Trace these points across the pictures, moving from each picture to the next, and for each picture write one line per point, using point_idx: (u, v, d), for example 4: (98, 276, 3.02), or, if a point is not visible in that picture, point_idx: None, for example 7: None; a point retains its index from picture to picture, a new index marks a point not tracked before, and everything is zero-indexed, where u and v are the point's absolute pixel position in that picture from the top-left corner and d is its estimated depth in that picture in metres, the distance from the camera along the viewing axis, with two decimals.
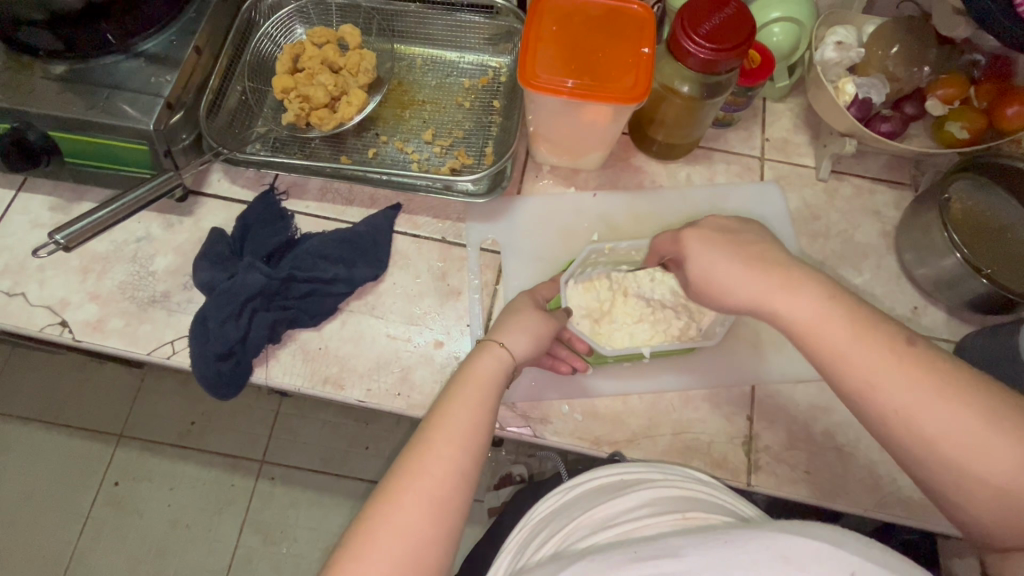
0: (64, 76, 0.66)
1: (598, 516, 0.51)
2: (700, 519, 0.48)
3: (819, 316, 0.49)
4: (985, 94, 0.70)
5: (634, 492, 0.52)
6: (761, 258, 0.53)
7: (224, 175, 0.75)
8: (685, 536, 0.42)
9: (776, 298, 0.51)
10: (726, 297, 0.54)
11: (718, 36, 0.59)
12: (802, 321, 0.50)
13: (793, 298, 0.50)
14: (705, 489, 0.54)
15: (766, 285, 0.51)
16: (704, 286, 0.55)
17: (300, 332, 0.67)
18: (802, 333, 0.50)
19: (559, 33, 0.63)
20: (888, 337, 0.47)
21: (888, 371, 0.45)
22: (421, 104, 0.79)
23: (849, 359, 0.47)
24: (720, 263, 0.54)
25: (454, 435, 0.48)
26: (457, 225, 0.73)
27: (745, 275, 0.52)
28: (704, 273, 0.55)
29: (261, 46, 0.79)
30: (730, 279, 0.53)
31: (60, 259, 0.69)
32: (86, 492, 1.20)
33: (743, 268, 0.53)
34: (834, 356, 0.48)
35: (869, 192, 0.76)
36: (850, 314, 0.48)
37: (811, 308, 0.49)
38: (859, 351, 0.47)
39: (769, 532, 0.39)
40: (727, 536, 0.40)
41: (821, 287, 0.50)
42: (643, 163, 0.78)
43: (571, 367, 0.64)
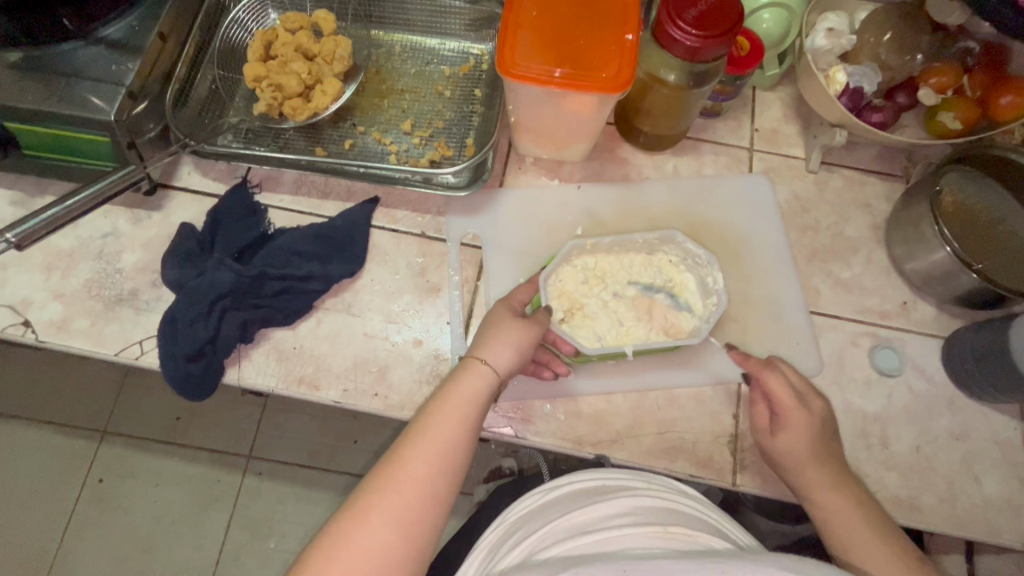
0: (20, 64, 0.62)
1: (575, 522, 0.49)
2: (685, 533, 0.47)
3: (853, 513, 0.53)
4: (979, 83, 0.67)
5: (615, 498, 0.51)
6: (831, 451, 0.57)
7: (194, 168, 0.72)
8: (677, 561, 0.41)
9: (823, 483, 0.55)
10: (790, 473, 0.57)
11: (704, 23, 0.57)
12: (830, 507, 0.54)
13: (832, 492, 0.55)
14: (690, 502, 0.53)
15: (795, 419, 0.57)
16: (785, 457, 0.57)
17: (274, 330, 0.65)
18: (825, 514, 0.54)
19: (540, 17, 0.61)
20: (895, 545, 0.51)
21: (884, 564, 0.50)
22: (400, 93, 0.77)
23: (843, 539, 0.53)
24: (798, 439, 0.56)
25: (430, 453, 0.47)
26: (437, 219, 0.71)
27: (811, 465, 0.55)
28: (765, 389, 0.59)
29: (230, 33, 0.76)
30: (801, 463, 0.56)
31: (22, 256, 0.67)
32: (68, 490, 1.18)
33: (817, 452, 0.56)
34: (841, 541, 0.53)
35: (860, 183, 0.74)
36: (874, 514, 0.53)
37: (852, 511, 0.53)
38: (861, 536, 0.52)
39: (769, 567, 0.39)
40: (727, 567, 0.40)
41: (860, 496, 0.54)
42: (629, 154, 0.76)
43: (554, 372, 0.62)
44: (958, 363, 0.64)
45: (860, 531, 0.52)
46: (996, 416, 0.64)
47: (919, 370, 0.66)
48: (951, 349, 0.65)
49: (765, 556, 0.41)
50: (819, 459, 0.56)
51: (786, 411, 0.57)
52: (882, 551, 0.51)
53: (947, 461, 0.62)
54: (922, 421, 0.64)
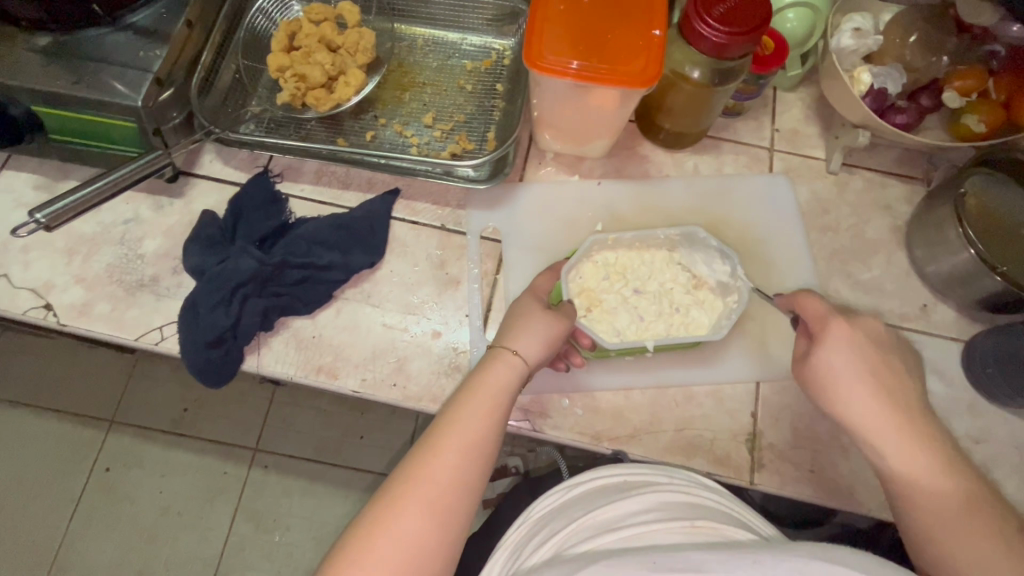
0: (49, 48, 0.63)
1: (600, 519, 0.50)
2: (710, 527, 0.47)
3: (917, 444, 0.49)
4: (1004, 86, 0.67)
5: (641, 494, 0.51)
6: (889, 377, 0.51)
7: (216, 156, 0.72)
8: (706, 551, 0.40)
9: (884, 412, 0.50)
10: (836, 398, 0.52)
11: (732, 20, 0.57)
12: (889, 438, 0.49)
13: (899, 429, 0.49)
14: (716, 498, 0.53)
15: (867, 383, 0.51)
16: (827, 381, 0.52)
17: (293, 319, 0.65)
18: (881, 448, 0.50)
19: (567, 12, 0.61)
20: (956, 474, 0.48)
21: (945, 501, 0.47)
22: (421, 86, 0.77)
23: (902, 471, 0.49)
24: (845, 361, 0.51)
25: (462, 443, 0.47)
26: (457, 212, 0.71)
27: (866, 390, 0.50)
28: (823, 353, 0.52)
29: (255, 22, 0.76)
30: (851, 386, 0.51)
31: (45, 239, 0.67)
32: (76, 477, 1.18)
33: (873, 377, 0.51)
34: (899, 471, 0.49)
35: (881, 186, 0.74)
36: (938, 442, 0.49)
37: (913, 441, 0.49)
38: (923, 470, 0.48)
39: (795, 554, 0.39)
40: (756, 555, 0.39)
41: (924, 425, 0.50)
42: (649, 151, 0.76)
43: (566, 363, 0.62)
44: (979, 367, 0.64)
45: (924, 465, 0.48)
46: (1016, 421, 0.64)
47: (938, 373, 0.66)
48: (971, 353, 0.65)
49: (799, 546, 0.40)
50: (876, 386, 0.50)
51: (821, 324, 0.54)
52: (943, 485, 0.47)
53: None
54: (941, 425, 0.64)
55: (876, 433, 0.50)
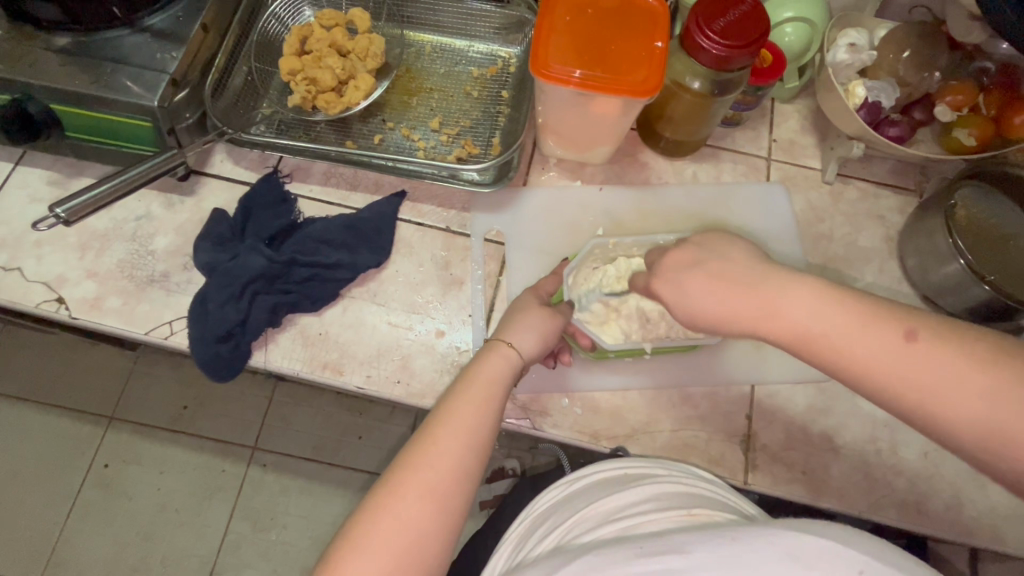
0: (67, 49, 0.64)
1: (601, 510, 0.51)
2: (706, 515, 0.48)
3: (823, 309, 0.43)
4: (993, 101, 0.69)
5: (639, 487, 0.52)
6: (730, 274, 0.48)
7: (227, 156, 0.74)
8: (692, 533, 0.41)
9: (764, 296, 0.46)
10: (717, 325, 0.48)
11: (731, 33, 0.59)
12: (786, 318, 0.44)
13: (783, 295, 0.45)
14: (710, 486, 0.54)
15: (744, 297, 0.46)
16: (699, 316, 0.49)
17: (301, 316, 0.67)
18: (812, 340, 0.43)
19: (573, 23, 0.63)
20: (897, 322, 0.41)
21: (912, 363, 0.39)
22: (428, 92, 0.79)
23: (855, 356, 0.41)
24: (689, 285, 0.50)
25: (458, 430, 0.48)
26: (461, 214, 0.73)
27: (718, 301, 0.48)
28: (684, 304, 0.50)
29: (268, 26, 0.78)
30: (710, 306, 0.48)
31: (58, 234, 0.68)
32: (75, 472, 1.19)
33: (725, 285, 0.48)
34: (853, 357, 0.41)
35: (874, 197, 0.76)
36: (837, 294, 0.43)
37: (810, 297, 0.44)
38: (863, 337, 0.41)
39: (773, 530, 0.39)
40: (735, 534, 0.40)
41: (810, 279, 0.45)
42: (650, 159, 0.78)
43: (554, 359, 0.65)
44: None
45: (864, 334, 0.41)
46: None
47: None
48: None
49: (777, 522, 0.40)
50: (721, 288, 0.48)
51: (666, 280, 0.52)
52: (902, 349, 0.39)
53: (954, 469, 0.64)
54: None
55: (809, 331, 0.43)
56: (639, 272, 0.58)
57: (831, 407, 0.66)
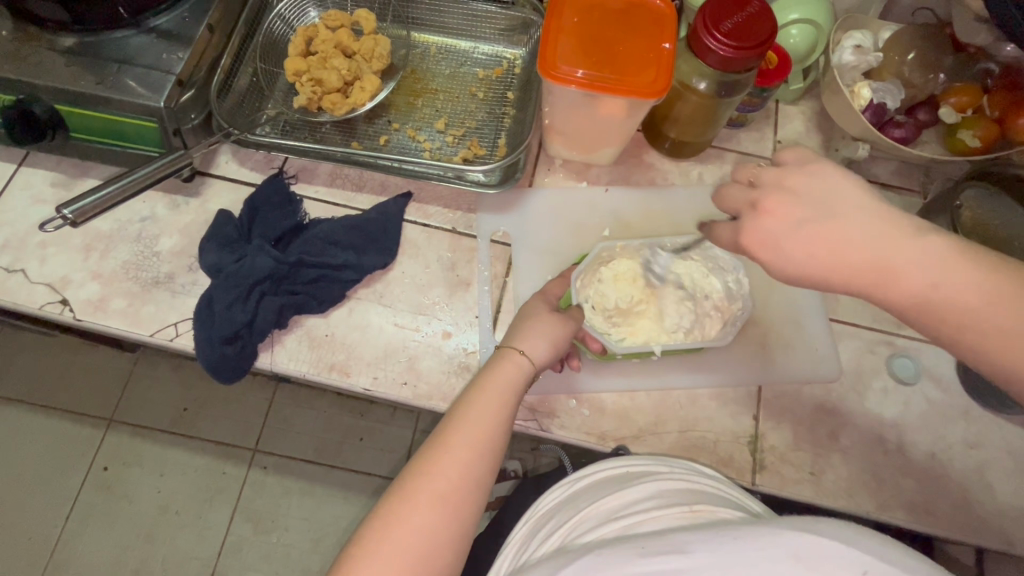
0: (73, 49, 0.64)
1: (605, 509, 0.51)
2: (708, 511, 0.48)
3: (905, 246, 0.40)
4: (997, 103, 0.69)
5: (641, 484, 0.52)
6: (843, 216, 0.42)
7: (232, 157, 0.74)
8: (693, 532, 0.41)
9: (893, 251, 0.40)
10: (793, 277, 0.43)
11: (738, 35, 0.59)
12: (884, 257, 0.40)
13: (869, 240, 0.41)
14: (714, 483, 0.54)
15: (898, 242, 0.40)
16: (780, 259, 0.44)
17: (307, 318, 0.66)
18: (886, 274, 0.40)
19: (580, 24, 0.63)
20: (976, 257, 0.39)
21: (978, 298, 0.38)
22: (434, 93, 0.79)
23: (903, 292, 0.40)
24: (775, 227, 0.43)
25: (470, 438, 0.48)
26: (468, 215, 0.73)
27: (813, 244, 0.42)
28: (768, 251, 0.43)
29: (273, 27, 0.78)
30: (793, 249, 0.42)
31: (62, 235, 0.68)
32: (75, 475, 1.18)
33: (823, 234, 0.42)
34: (919, 289, 0.39)
35: (879, 198, 0.76)
36: (923, 231, 0.40)
37: (944, 254, 0.39)
38: (962, 281, 0.38)
39: (776, 529, 0.39)
40: (736, 532, 0.40)
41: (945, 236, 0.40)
42: (655, 160, 0.78)
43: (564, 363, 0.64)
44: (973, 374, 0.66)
45: (956, 274, 0.38)
46: (1011, 428, 0.65)
47: (935, 380, 0.68)
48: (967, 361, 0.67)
49: (779, 520, 0.40)
50: (822, 228, 0.42)
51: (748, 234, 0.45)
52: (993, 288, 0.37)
53: (960, 469, 0.64)
54: (937, 429, 0.65)
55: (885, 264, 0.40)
56: (725, 188, 0.48)
57: (838, 407, 0.66)
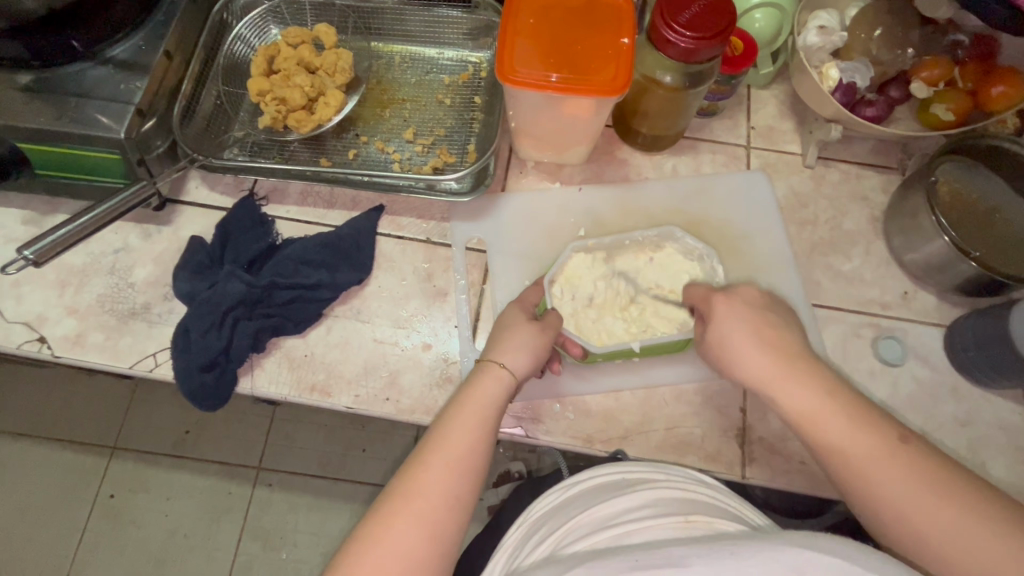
0: (31, 85, 0.64)
1: (597, 517, 0.51)
2: (704, 522, 0.48)
3: (759, 356, 0.54)
4: (969, 74, 0.69)
5: (634, 492, 0.52)
6: (781, 343, 0.55)
7: (202, 182, 0.73)
8: (688, 546, 0.41)
9: (727, 332, 0.56)
10: (727, 346, 0.56)
11: (698, 25, 0.58)
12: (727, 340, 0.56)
13: (799, 385, 0.52)
14: (708, 491, 0.54)
15: (740, 323, 0.56)
16: (725, 343, 0.56)
17: (285, 339, 0.66)
18: (765, 379, 0.54)
19: (538, 25, 0.62)
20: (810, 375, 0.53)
21: (815, 403, 0.51)
22: (401, 103, 0.78)
23: (749, 370, 0.55)
24: (733, 322, 0.56)
25: (450, 457, 0.48)
26: (441, 225, 0.72)
27: (757, 354, 0.54)
28: (721, 336, 0.57)
29: (233, 48, 0.78)
30: (724, 323, 0.57)
31: (36, 274, 0.68)
32: (81, 505, 1.19)
33: (723, 309, 0.57)
34: (764, 379, 0.54)
35: (856, 177, 0.75)
36: (772, 345, 0.54)
37: (751, 344, 0.55)
38: (767, 368, 0.54)
39: (774, 545, 0.40)
40: (734, 548, 0.40)
41: (758, 333, 0.55)
42: (628, 155, 0.77)
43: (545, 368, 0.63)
44: (960, 352, 0.65)
45: (795, 385, 0.52)
46: (1001, 402, 0.65)
47: (921, 359, 0.67)
48: (953, 337, 0.66)
49: (778, 535, 0.41)
50: (766, 341, 0.55)
51: (708, 301, 0.59)
52: (868, 443, 0.48)
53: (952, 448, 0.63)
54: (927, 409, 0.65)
55: (816, 418, 0.51)
56: (694, 287, 0.63)
57: None
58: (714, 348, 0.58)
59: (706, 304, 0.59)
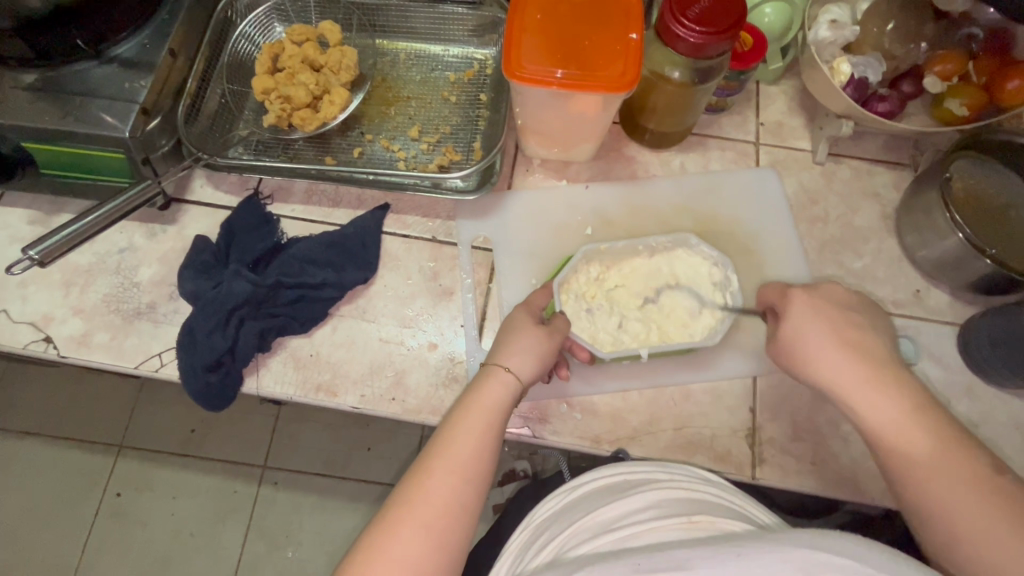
0: (35, 85, 0.64)
1: (601, 521, 0.50)
2: (710, 523, 0.47)
3: (837, 360, 0.53)
4: (983, 69, 0.68)
5: (639, 494, 0.51)
6: (873, 354, 0.53)
7: (207, 181, 0.73)
8: (693, 548, 0.41)
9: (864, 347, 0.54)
10: (795, 346, 0.56)
11: (707, 20, 0.57)
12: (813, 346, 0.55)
13: (883, 395, 0.51)
14: (716, 492, 0.53)
15: (825, 336, 0.54)
16: (797, 351, 0.55)
17: (290, 339, 0.66)
18: (837, 388, 0.53)
19: (545, 20, 0.61)
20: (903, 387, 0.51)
21: (895, 417, 0.50)
22: (406, 100, 0.77)
23: (829, 377, 0.54)
24: (817, 334, 0.55)
25: (454, 462, 0.48)
26: (447, 223, 0.72)
27: (840, 360, 0.53)
28: (794, 335, 0.56)
29: (238, 47, 0.77)
30: (800, 331, 0.56)
31: (41, 273, 0.68)
32: (88, 503, 1.19)
33: (827, 317, 0.55)
34: (840, 388, 0.53)
35: (868, 174, 0.74)
36: (861, 349, 0.54)
37: (838, 355, 0.53)
38: (856, 378, 0.52)
39: (783, 545, 0.39)
40: (740, 549, 0.40)
41: (883, 350, 0.54)
42: (635, 152, 0.76)
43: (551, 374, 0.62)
44: (974, 351, 0.64)
45: (885, 398, 0.51)
46: (1015, 402, 0.64)
47: (934, 358, 0.66)
48: (967, 335, 0.65)
49: (786, 534, 0.40)
50: (848, 345, 0.54)
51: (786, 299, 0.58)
52: (944, 459, 0.47)
53: None
54: None
55: (899, 431, 0.50)
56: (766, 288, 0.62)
57: None
58: (783, 348, 0.57)
59: (781, 300, 0.59)
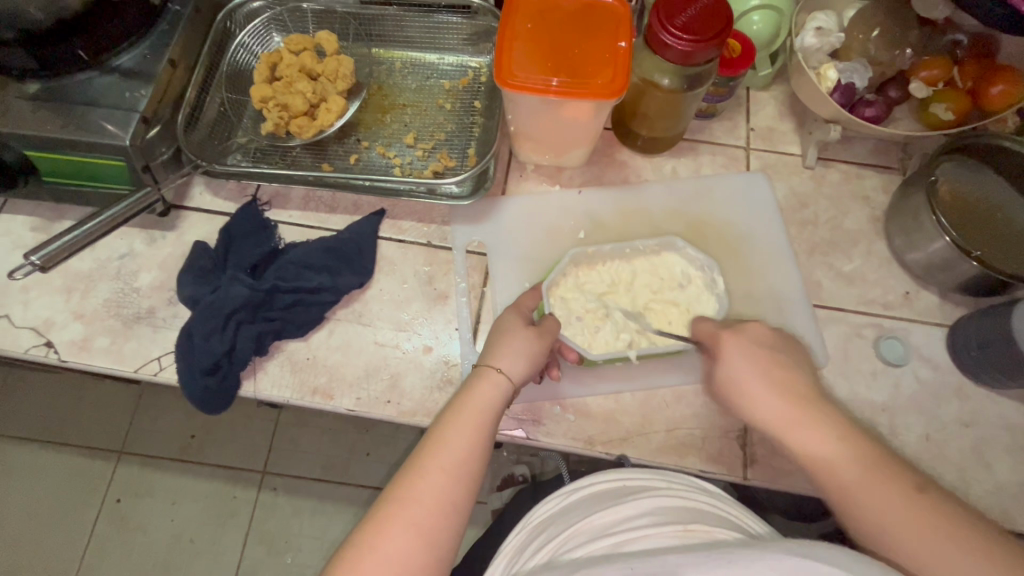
0: (38, 95, 0.65)
1: (596, 525, 0.51)
2: (702, 530, 0.47)
3: (762, 393, 0.54)
4: (969, 74, 0.69)
5: (634, 500, 0.52)
6: (792, 384, 0.54)
7: (206, 188, 0.74)
8: (683, 553, 0.41)
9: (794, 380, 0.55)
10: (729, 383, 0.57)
11: (694, 28, 0.59)
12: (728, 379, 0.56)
13: (811, 428, 0.52)
14: (708, 499, 0.53)
15: (748, 369, 0.56)
16: (728, 385, 0.57)
17: (287, 342, 0.67)
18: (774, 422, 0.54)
19: (535, 29, 0.63)
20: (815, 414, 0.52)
21: (828, 447, 0.51)
22: (401, 108, 0.79)
23: (758, 413, 0.54)
24: (737, 363, 0.56)
25: (446, 461, 0.49)
26: (442, 228, 0.73)
27: (765, 394, 0.54)
28: (722, 373, 0.57)
29: (236, 56, 0.79)
30: (726, 368, 0.57)
31: (43, 279, 0.69)
32: (89, 509, 1.20)
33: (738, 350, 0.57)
34: (773, 421, 0.53)
35: (857, 177, 0.75)
36: (782, 380, 0.55)
37: (754, 386, 0.55)
38: (772, 410, 0.54)
39: (770, 553, 0.40)
40: (728, 555, 0.40)
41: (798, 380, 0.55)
42: (627, 158, 0.77)
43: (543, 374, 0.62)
44: (963, 351, 0.65)
45: (809, 428, 0.52)
46: (1005, 402, 0.64)
47: (923, 359, 0.67)
48: (956, 336, 0.66)
49: (773, 542, 0.41)
50: (772, 375, 0.55)
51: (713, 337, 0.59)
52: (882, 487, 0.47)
53: (957, 449, 0.63)
54: (930, 409, 0.64)
55: (832, 467, 0.50)
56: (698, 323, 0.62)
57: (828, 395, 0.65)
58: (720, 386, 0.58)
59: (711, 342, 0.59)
